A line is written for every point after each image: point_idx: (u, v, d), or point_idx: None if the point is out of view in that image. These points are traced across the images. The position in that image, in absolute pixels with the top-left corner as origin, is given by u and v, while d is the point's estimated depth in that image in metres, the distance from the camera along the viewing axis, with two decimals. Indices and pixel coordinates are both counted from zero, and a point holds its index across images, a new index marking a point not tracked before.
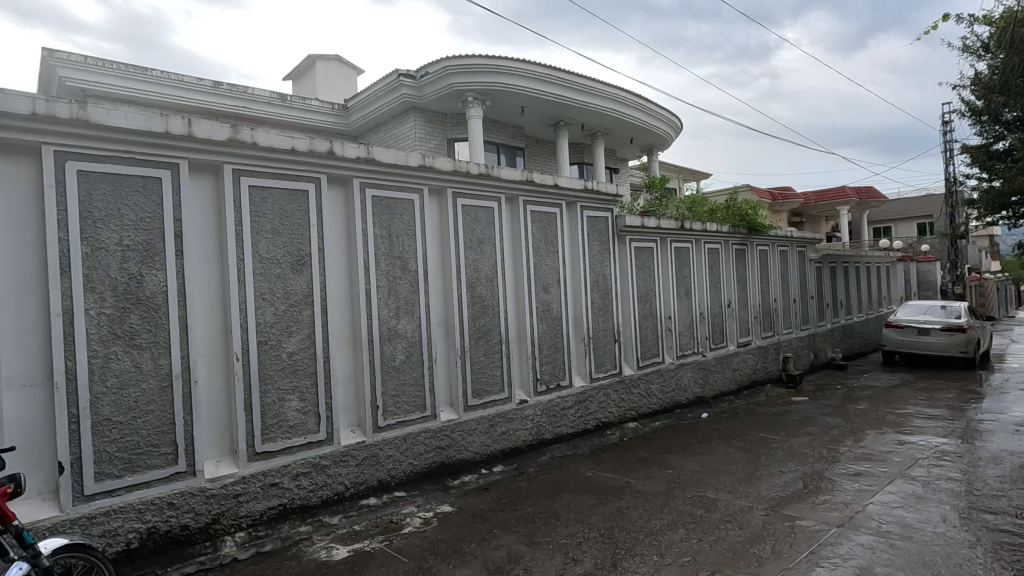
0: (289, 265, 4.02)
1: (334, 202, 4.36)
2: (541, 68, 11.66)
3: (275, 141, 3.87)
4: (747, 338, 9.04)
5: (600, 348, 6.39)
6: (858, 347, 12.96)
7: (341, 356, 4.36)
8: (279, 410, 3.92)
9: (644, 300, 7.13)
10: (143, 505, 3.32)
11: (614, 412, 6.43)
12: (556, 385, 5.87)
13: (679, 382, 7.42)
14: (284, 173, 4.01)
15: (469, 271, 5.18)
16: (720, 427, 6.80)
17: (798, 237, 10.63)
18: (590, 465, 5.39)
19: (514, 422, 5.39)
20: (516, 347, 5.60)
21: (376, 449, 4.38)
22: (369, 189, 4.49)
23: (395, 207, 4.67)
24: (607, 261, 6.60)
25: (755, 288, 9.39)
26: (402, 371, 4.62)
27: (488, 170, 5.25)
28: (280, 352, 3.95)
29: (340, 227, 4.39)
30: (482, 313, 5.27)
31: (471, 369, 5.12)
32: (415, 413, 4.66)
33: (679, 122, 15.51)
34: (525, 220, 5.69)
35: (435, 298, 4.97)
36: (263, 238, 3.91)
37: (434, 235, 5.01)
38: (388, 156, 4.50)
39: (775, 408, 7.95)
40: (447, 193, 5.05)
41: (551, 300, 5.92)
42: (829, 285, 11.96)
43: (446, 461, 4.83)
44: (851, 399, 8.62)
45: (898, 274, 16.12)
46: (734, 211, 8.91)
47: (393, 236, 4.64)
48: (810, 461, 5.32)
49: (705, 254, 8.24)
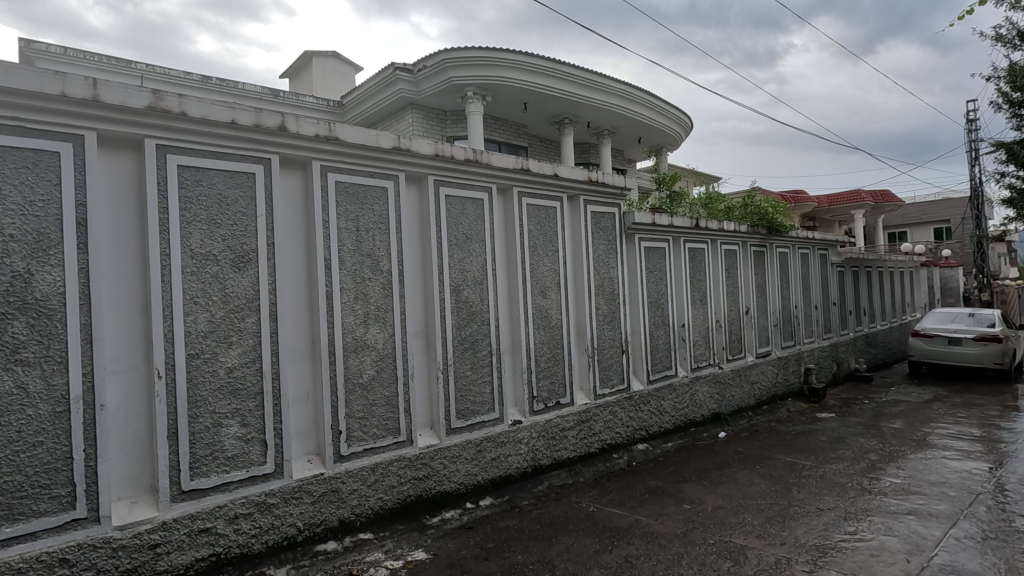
0: (230, 262, 3.34)
1: (289, 189, 3.68)
2: (546, 61, 10.94)
3: (210, 112, 3.18)
4: (767, 348, 8.28)
5: (605, 360, 5.66)
6: (882, 357, 12.13)
7: (297, 372, 3.67)
8: (214, 438, 3.23)
9: (655, 308, 6.40)
10: (25, 563, 2.63)
11: (621, 432, 5.70)
12: (555, 403, 5.16)
13: (693, 398, 6.67)
14: (225, 150, 3.33)
15: (453, 272, 4.47)
16: (740, 450, 6.05)
17: (820, 238, 9.86)
18: (593, 496, 4.66)
19: (505, 447, 4.68)
20: (508, 361, 4.89)
21: (337, 484, 3.68)
22: (331, 174, 3.80)
23: (364, 196, 3.97)
24: (614, 263, 5.87)
25: (775, 293, 8.64)
26: (371, 390, 3.92)
27: (476, 155, 4.56)
28: (217, 368, 3.26)
29: (296, 218, 3.71)
30: (469, 321, 4.56)
31: (455, 386, 4.42)
32: (386, 439, 3.96)
33: (690, 121, 14.79)
34: (520, 215, 5.00)
35: (412, 303, 4.28)
36: (195, 229, 3.23)
37: (413, 230, 4.32)
38: (354, 135, 3.80)
39: (799, 426, 7.18)
40: (427, 181, 4.35)
41: (549, 307, 5.21)
42: (851, 291, 11.17)
43: (424, 495, 4.12)
44: (881, 416, 7.84)
45: (922, 280, 15.27)
46: (752, 210, 8.21)
47: (362, 230, 3.94)
48: (851, 495, 4.56)
49: (721, 256, 7.51)
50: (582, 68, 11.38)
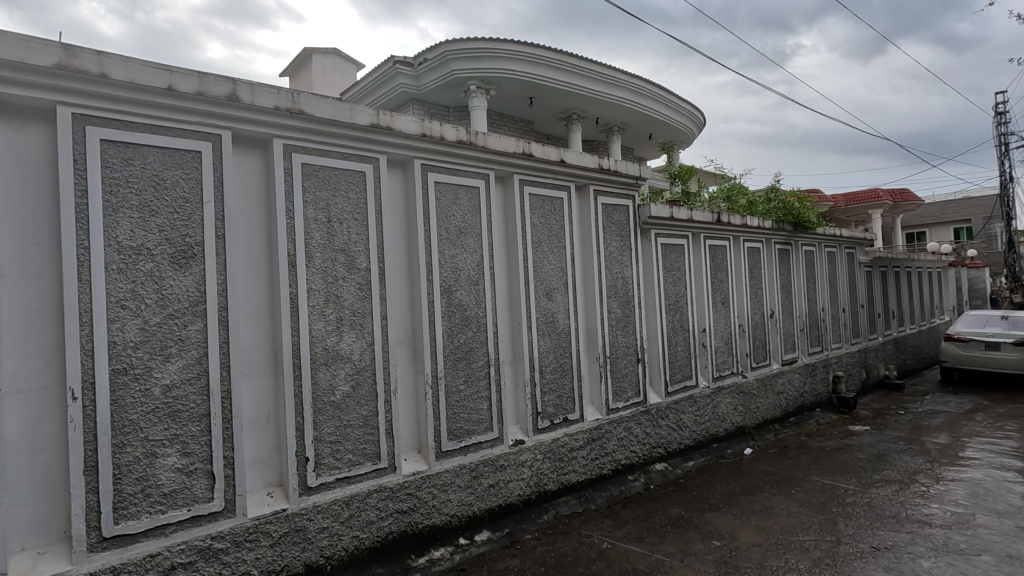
0: (169, 258, 2.77)
1: (245, 171, 3.11)
2: (552, 52, 10.32)
3: (139, 74, 2.61)
4: (793, 354, 7.62)
5: (618, 369, 5.05)
6: (911, 363, 11.39)
7: (254, 389, 3.09)
8: (146, 471, 2.65)
9: (674, 311, 5.78)
10: None
11: (637, 451, 5.08)
12: (562, 420, 4.55)
13: (716, 410, 6.03)
14: (160, 123, 2.77)
15: (445, 271, 3.89)
16: (770, 470, 5.40)
17: (848, 236, 9.19)
18: (607, 529, 4.04)
19: (505, 471, 4.07)
20: (508, 372, 4.30)
21: (302, 522, 3.09)
22: (297, 155, 3.23)
23: (337, 181, 3.39)
24: (627, 262, 5.26)
25: (801, 294, 7.97)
26: (345, 409, 3.33)
27: (469, 136, 3.97)
28: (151, 387, 2.69)
29: (255, 206, 3.14)
30: (463, 326, 3.97)
31: (446, 402, 3.83)
32: (363, 466, 3.38)
33: (703, 116, 14.14)
34: (521, 207, 4.41)
35: (396, 307, 3.70)
36: (125, 217, 2.66)
37: (396, 222, 3.75)
38: (321, 109, 3.21)
39: (833, 441, 6.52)
40: (412, 165, 3.76)
41: (555, 310, 4.61)
42: (879, 293, 10.47)
43: (409, 530, 3.54)
44: (921, 429, 7.15)
45: (949, 281, 14.48)
46: (777, 204, 7.56)
47: (335, 221, 3.36)
48: (908, 530, 3.92)
49: (744, 254, 6.87)
50: (591, 60, 10.76)
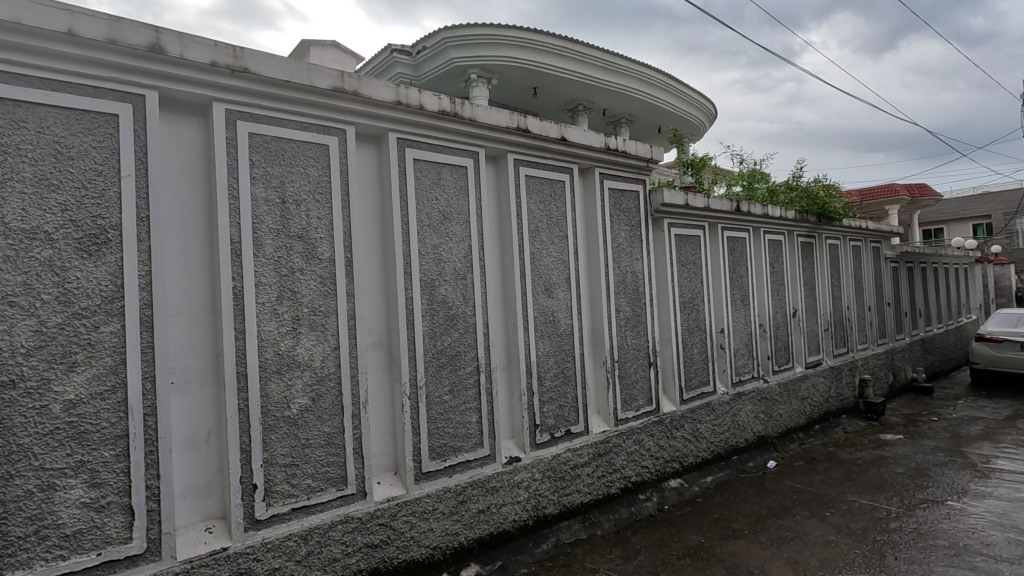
0: (74, 245, 2.24)
1: (178, 142, 2.59)
2: (558, 40, 9.64)
3: (30, 14, 2.09)
4: (818, 357, 7.02)
5: (628, 375, 4.50)
6: (939, 365, 10.72)
7: (189, 403, 2.57)
8: (42, 508, 2.14)
9: (689, 309, 5.21)
10: None
11: (648, 465, 4.52)
12: (564, 433, 4.00)
13: (735, 419, 5.46)
14: (64, 77, 2.25)
15: (427, 264, 3.35)
16: (798, 487, 4.83)
17: (874, 229, 8.56)
18: (616, 563, 3.50)
19: (497, 494, 3.54)
20: (501, 379, 3.77)
21: (247, 563, 2.57)
22: (242, 122, 2.70)
23: (293, 155, 2.86)
24: (638, 255, 4.70)
25: (825, 291, 7.38)
26: (303, 426, 2.81)
27: (454, 107, 3.42)
28: (49, 403, 2.16)
29: (191, 183, 2.63)
30: (447, 327, 3.42)
31: (428, 416, 3.29)
32: (326, 493, 2.86)
33: (714, 108, 13.54)
34: (516, 190, 3.87)
35: (367, 306, 3.17)
36: (15, 194, 2.14)
37: (368, 206, 3.22)
38: (271, 67, 2.69)
39: (865, 452, 5.92)
40: (387, 138, 3.23)
41: (556, 309, 4.06)
42: (906, 290, 9.84)
43: (383, 566, 3.01)
44: (960, 438, 6.53)
45: (976, 278, 13.76)
46: (801, 193, 6.92)
47: (291, 203, 2.83)
48: (970, 566, 3.35)
49: (765, 247, 6.29)
50: (599, 48, 10.07)
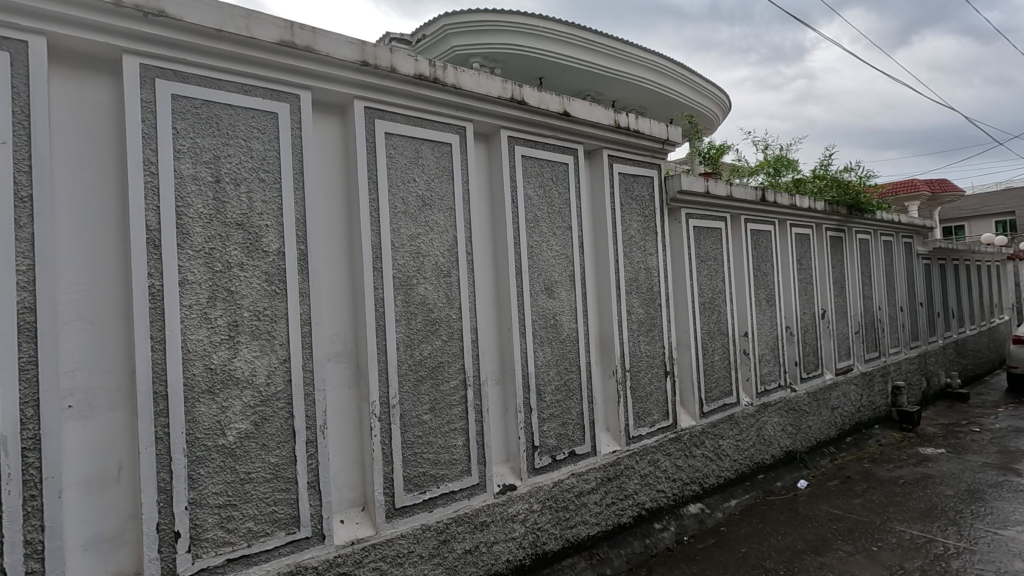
0: None
1: (79, 104, 2.08)
2: (564, 26, 9.01)
3: None
4: (849, 362, 6.40)
5: (641, 385, 3.94)
6: (973, 369, 10.01)
7: (92, 431, 2.05)
8: None
9: (710, 310, 4.64)
10: None
11: (664, 488, 3.96)
12: (567, 454, 3.45)
13: (761, 433, 4.87)
14: None
15: (403, 259, 2.81)
16: (837, 513, 4.24)
17: (907, 223, 7.91)
18: None
19: (488, 530, 2.99)
20: (494, 395, 3.23)
21: None
22: (162, 81, 2.17)
23: (231, 124, 2.33)
24: (652, 249, 4.14)
25: (855, 289, 6.76)
26: (242, 457, 2.28)
27: (434, 70, 2.87)
28: None
29: (98, 157, 2.11)
30: (427, 334, 2.88)
31: (403, 440, 2.75)
32: (272, 539, 2.33)
33: (726, 102, 12.91)
34: (509, 173, 3.32)
35: (329, 310, 2.64)
36: None
37: (330, 190, 2.69)
38: (197, 12, 2.15)
39: (905, 470, 5.31)
40: (352, 108, 2.70)
41: (558, 311, 3.51)
42: (938, 289, 9.16)
43: None
44: (1009, 453, 5.90)
45: (1009, 278, 12.98)
46: (830, 182, 6.32)
47: (228, 181, 2.31)
48: None
49: (792, 242, 5.70)
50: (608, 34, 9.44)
